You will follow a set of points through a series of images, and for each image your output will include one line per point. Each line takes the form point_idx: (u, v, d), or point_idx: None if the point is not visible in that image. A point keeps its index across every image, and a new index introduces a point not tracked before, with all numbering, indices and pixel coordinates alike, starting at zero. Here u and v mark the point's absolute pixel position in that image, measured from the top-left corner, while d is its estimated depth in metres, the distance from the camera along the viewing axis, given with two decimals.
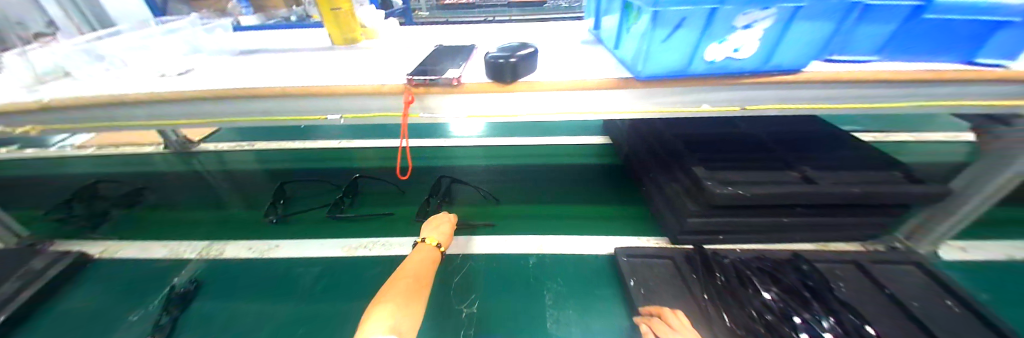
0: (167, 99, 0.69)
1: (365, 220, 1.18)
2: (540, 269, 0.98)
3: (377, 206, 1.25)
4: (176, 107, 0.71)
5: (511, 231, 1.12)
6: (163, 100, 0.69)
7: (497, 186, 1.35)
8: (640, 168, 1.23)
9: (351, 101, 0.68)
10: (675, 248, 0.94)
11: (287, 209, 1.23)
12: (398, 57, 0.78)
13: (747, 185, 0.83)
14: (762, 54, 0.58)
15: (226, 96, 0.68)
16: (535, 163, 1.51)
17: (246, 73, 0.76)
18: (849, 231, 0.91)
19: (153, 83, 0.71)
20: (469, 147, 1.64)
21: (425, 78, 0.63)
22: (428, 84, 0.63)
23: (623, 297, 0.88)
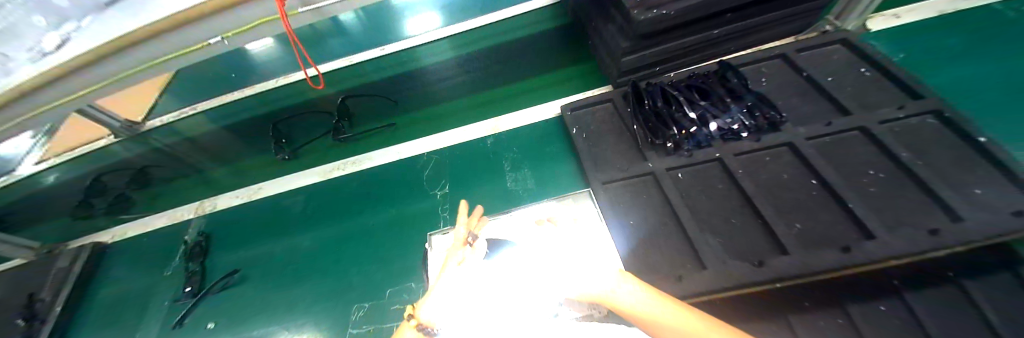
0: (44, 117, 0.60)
1: (329, 149, 1.19)
2: (501, 142, 1.04)
3: (358, 126, 1.22)
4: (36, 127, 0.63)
5: (471, 118, 1.14)
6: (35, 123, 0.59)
7: (462, 85, 1.25)
8: (585, 17, 1.12)
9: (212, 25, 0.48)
10: (613, 91, 0.97)
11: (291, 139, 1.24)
12: None
13: (674, 4, 0.76)
14: None
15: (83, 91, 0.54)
16: (499, 43, 1.33)
17: None
18: (795, 23, 0.87)
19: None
20: (418, 39, 1.43)
21: None
22: None
23: (570, 148, 0.97)
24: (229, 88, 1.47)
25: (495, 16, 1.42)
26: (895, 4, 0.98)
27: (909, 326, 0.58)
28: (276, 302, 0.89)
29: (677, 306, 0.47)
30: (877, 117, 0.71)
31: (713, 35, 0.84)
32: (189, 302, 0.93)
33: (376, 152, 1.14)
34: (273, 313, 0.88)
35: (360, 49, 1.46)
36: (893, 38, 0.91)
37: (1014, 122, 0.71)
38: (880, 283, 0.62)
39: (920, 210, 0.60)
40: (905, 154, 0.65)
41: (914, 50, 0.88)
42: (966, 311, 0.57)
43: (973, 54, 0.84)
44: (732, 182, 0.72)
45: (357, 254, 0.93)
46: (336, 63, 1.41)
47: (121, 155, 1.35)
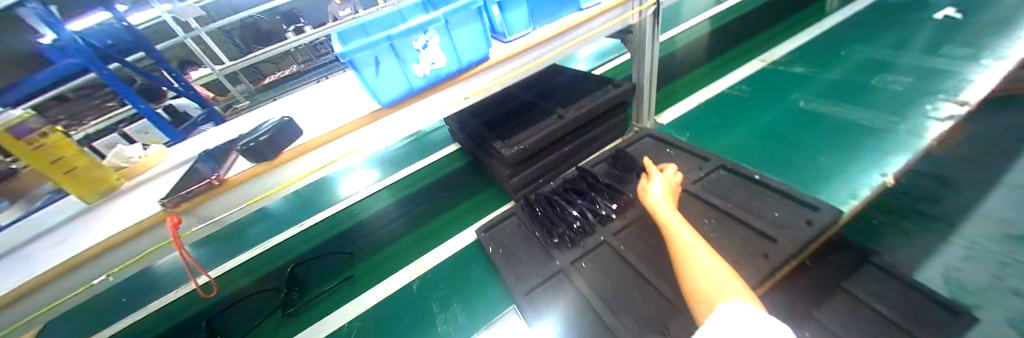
0: None
1: (276, 327, 1.06)
2: (427, 283, 1.06)
3: (259, 318, 1.09)
4: None
5: (399, 263, 1.16)
6: None
7: (378, 235, 1.31)
8: (477, 156, 1.37)
9: (114, 255, 0.59)
10: (513, 207, 1.13)
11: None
12: (142, 192, 0.67)
13: (527, 139, 1.02)
14: (453, 61, 0.76)
15: None
16: (411, 191, 1.50)
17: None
18: (616, 129, 1.21)
19: None
20: (345, 203, 1.54)
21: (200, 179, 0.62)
22: (194, 190, 0.61)
23: (493, 268, 1.03)
24: (116, 311, 1.31)
25: (414, 168, 1.65)
26: (680, 101, 1.43)
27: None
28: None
29: None
30: (691, 179, 0.96)
31: (566, 151, 1.11)
32: None
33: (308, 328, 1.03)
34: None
35: (280, 228, 1.49)
36: (681, 126, 1.28)
37: (771, 167, 1.02)
38: (792, 306, 0.68)
39: (752, 241, 0.76)
40: (716, 200, 0.87)
41: (698, 129, 1.25)
42: (860, 308, 0.65)
43: (732, 124, 1.22)
44: (622, 259, 0.84)
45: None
46: (252, 251, 1.40)
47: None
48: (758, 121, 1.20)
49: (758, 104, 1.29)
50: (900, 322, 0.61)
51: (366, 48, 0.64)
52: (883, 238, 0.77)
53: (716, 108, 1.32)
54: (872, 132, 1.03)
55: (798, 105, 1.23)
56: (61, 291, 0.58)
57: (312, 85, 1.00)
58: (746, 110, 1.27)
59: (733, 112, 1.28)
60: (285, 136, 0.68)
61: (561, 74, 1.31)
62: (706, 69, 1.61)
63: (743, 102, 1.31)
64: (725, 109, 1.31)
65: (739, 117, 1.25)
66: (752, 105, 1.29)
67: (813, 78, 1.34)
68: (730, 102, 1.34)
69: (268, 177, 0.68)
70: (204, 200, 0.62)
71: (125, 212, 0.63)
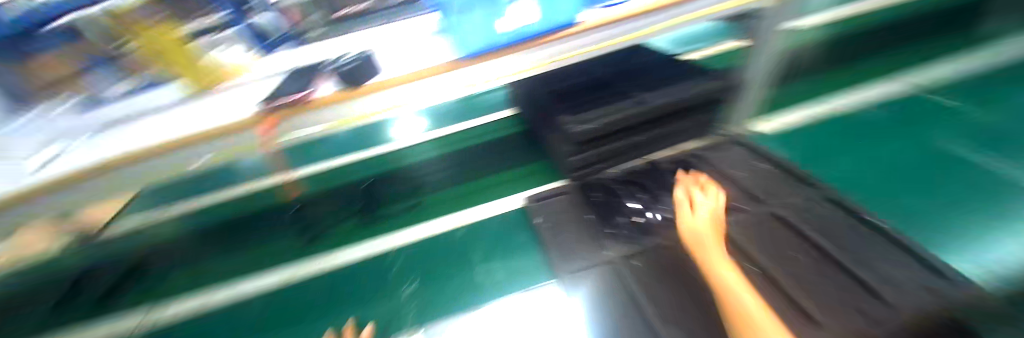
0: None
1: (349, 232, 1.19)
2: (470, 234, 1.07)
3: (323, 228, 1.22)
4: None
5: (443, 213, 1.18)
6: None
7: (423, 181, 1.35)
8: (536, 125, 1.32)
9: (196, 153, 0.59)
10: (566, 185, 1.08)
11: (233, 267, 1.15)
12: (229, 94, 0.69)
13: (601, 117, 0.92)
14: (545, 19, 0.68)
15: None
16: (461, 146, 1.50)
17: None
18: (701, 128, 1.07)
19: None
20: (397, 144, 1.59)
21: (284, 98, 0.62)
22: (282, 105, 0.61)
23: (535, 237, 1.01)
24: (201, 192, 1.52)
25: (468, 124, 1.64)
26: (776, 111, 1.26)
27: None
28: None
29: None
30: (781, 203, 0.86)
31: (639, 140, 1.00)
32: None
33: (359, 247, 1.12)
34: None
35: (339, 153, 1.60)
36: (777, 140, 1.13)
37: (884, 210, 0.86)
38: None
39: (840, 288, 0.67)
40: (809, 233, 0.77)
41: (795, 147, 1.08)
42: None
43: (839, 149, 1.06)
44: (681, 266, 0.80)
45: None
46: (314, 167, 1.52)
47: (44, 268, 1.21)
48: (876, 151, 1.02)
49: (880, 133, 1.10)
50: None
51: None
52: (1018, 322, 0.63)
53: (827, 130, 1.14)
54: None
55: (934, 144, 1.02)
56: (145, 177, 0.60)
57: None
58: (863, 138, 1.08)
59: (847, 137, 1.09)
60: (368, 68, 0.66)
61: (650, 57, 1.18)
62: (817, 80, 1.38)
63: (860, 127, 1.11)
64: (838, 132, 1.12)
65: (853, 144, 1.06)
66: (872, 133, 1.09)
67: (964, 116, 1.10)
68: (846, 127, 1.15)
69: (350, 105, 0.66)
70: (289, 115, 0.62)
71: (209, 107, 0.64)
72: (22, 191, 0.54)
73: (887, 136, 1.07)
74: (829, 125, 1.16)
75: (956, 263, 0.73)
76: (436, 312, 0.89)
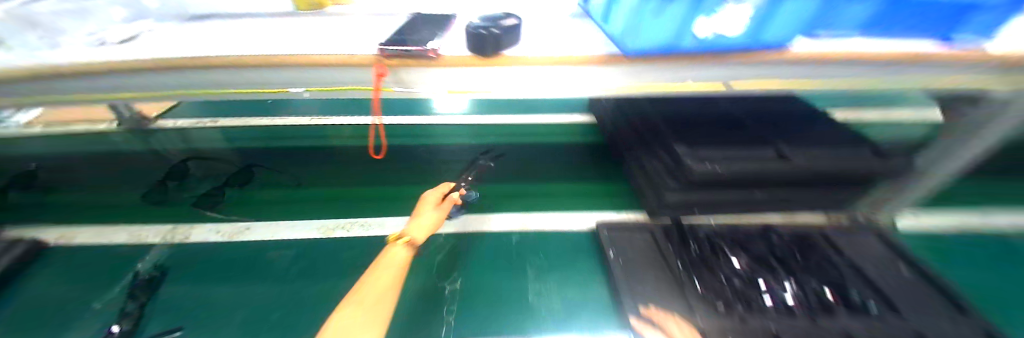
0: (113, 75, 0.66)
1: None
2: (527, 247, 0.96)
3: (412, 188, 1.19)
4: (70, 86, 0.67)
5: (496, 209, 1.11)
6: (98, 77, 0.66)
7: (485, 167, 1.28)
8: (622, 146, 1.19)
9: (318, 73, 0.69)
10: (653, 224, 0.94)
11: (288, 195, 1.16)
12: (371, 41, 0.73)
13: (727, 161, 0.82)
14: (753, 30, 0.56)
15: (198, 70, 0.67)
16: (528, 141, 1.43)
17: (219, 40, 0.75)
18: (829, 203, 0.91)
19: (69, 50, 0.66)
20: (454, 121, 1.56)
21: (403, 53, 0.63)
22: (405, 59, 0.63)
23: (603, 270, 0.88)
24: (275, 122, 1.60)
25: (529, 120, 1.58)
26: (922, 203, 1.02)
27: None
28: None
29: None
30: (933, 323, 0.67)
31: (756, 196, 0.87)
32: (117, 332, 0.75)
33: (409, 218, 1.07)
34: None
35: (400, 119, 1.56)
36: (926, 243, 0.91)
37: None
38: None
39: None
40: None
41: (943, 256, 0.87)
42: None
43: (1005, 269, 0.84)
44: None
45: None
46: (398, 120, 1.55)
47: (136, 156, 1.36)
48: None
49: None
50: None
51: None
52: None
53: (987, 248, 0.91)
54: None
55: None
56: (268, 82, 0.71)
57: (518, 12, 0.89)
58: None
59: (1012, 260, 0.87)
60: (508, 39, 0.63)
61: (787, 104, 1.04)
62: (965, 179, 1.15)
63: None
64: (1003, 253, 0.89)
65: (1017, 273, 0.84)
66: None
67: None
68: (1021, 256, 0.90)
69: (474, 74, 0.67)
70: (416, 66, 0.65)
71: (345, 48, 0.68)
72: (173, 60, 0.64)
73: None
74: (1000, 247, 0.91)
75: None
76: (477, 321, 0.77)
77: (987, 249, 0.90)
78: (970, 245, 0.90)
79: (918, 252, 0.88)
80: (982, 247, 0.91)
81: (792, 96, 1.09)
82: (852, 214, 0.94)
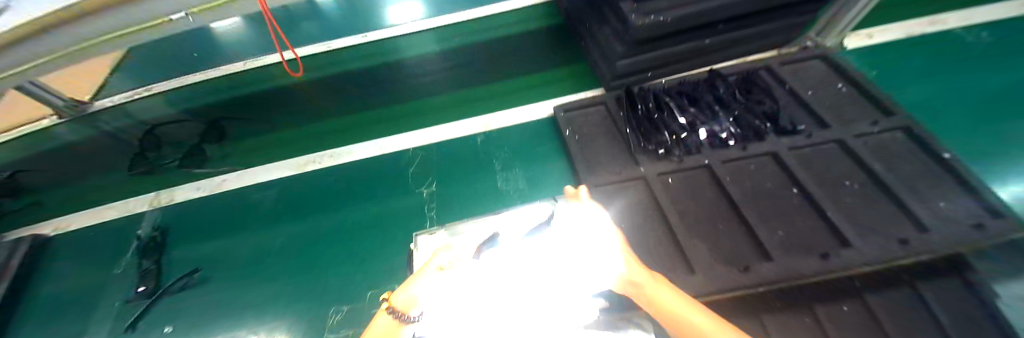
0: None
1: (388, 122, 1.12)
2: (492, 142, 0.99)
3: (371, 111, 1.16)
4: None
5: (457, 115, 1.10)
6: None
7: (440, 75, 1.22)
8: (579, 19, 1.10)
9: None
10: (606, 95, 0.95)
11: (249, 147, 1.13)
12: None
13: (672, 11, 0.78)
14: None
15: None
16: (480, 35, 1.31)
17: None
18: (781, 38, 0.89)
19: None
20: (399, 32, 1.34)
21: None
22: None
23: (562, 149, 0.94)
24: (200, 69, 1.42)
25: (485, 12, 1.36)
26: (884, 22, 0.98)
27: None
28: (229, 299, 0.84)
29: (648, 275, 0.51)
30: (854, 131, 0.74)
31: (705, 44, 0.86)
32: (149, 285, 0.87)
33: (375, 140, 1.08)
34: (225, 310, 0.83)
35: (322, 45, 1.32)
36: (871, 54, 0.91)
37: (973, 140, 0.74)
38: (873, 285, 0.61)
39: (889, 219, 0.64)
40: (877, 166, 0.69)
41: (885, 64, 0.89)
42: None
43: (945, 72, 0.87)
44: (720, 189, 0.74)
45: (329, 259, 0.86)
46: (315, 47, 1.30)
47: (62, 139, 1.19)
48: (976, 79, 0.84)
49: (1001, 55, 0.88)
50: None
51: None
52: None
53: (930, 46, 0.92)
54: None
55: None
56: None
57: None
58: (964, 57, 0.89)
59: (949, 55, 0.90)
60: None
61: None
62: None
63: (968, 47, 0.91)
64: (944, 50, 0.91)
65: (951, 66, 0.87)
66: (979, 51, 0.90)
67: None
68: (962, 47, 0.91)
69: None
70: None
71: None
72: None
73: (997, 58, 0.88)
74: (943, 43, 0.92)
75: (1008, 194, 0.66)
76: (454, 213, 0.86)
77: (929, 48, 0.91)
78: (912, 48, 0.92)
79: (861, 65, 0.90)
80: (925, 46, 0.92)
81: None
82: (805, 44, 0.92)
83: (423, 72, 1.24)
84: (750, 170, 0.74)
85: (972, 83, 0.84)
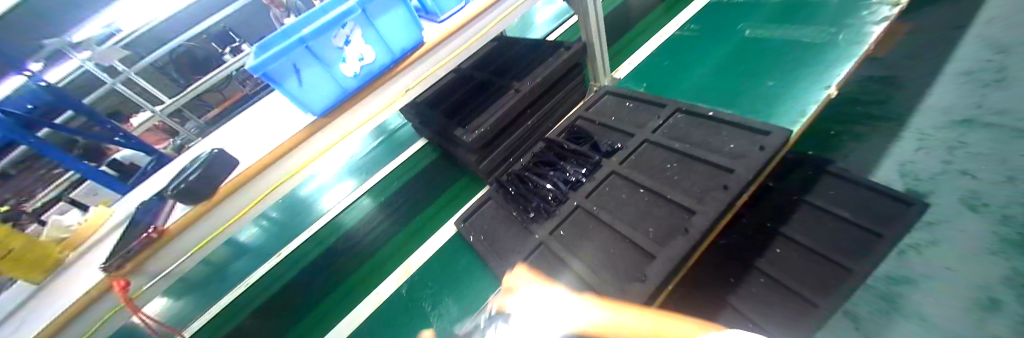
0: None
1: (326, 318, 1.09)
2: (416, 288, 1.04)
3: (306, 314, 1.13)
4: None
5: (387, 273, 1.13)
6: None
7: (361, 245, 1.28)
8: (444, 147, 1.35)
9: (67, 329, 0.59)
10: (487, 191, 1.13)
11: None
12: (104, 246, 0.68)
13: (488, 119, 1.02)
14: (384, 52, 0.74)
15: None
16: (385, 193, 1.45)
17: None
18: (574, 95, 1.22)
19: None
20: (328, 217, 1.47)
21: (127, 247, 0.58)
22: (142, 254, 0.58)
23: (478, 256, 1.04)
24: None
25: (393, 164, 1.58)
26: (634, 52, 1.42)
27: (805, 253, 0.72)
28: None
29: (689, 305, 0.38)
30: (651, 128, 0.95)
31: (528, 124, 1.12)
32: None
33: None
34: None
35: (249, 277, 1.35)
36: (636, 75, 1.29)
37: (728, 99, 1.05)
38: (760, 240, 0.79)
39: (710, 176, 0.78)
40: (677, 144, 0.87)
41: (654, 77, 1.25)
42: (823, 216, 0.76)
43: (685, 65, 1.24)
44: (597, 219, 0.86)
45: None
46: (243, 283, 1.33)
47: None
48: (702, 60, 1.22)
49: (706, 40, 1.30)
50: (857, 221, 0.71)
51: (282, 53, 0.60)
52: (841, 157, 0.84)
53: (665, 53, 1.33)
54: (817, 49, 1.07)
55: (745, 34, 1.25)
56: None
57: (248, 107, 0.91)
58: (690, 49, 1.30)
59: (678, 52, 1.31)
60: (221, 170, 0.64)
61: (512, 45, 1.34)
62: (658, 15, 1.58)
63: (692, 42, 1.32)
64: (677, 51, 1.31)
65: (685, 58, 1.27)
66: (699, 42, 1.31)
67: (761, 2, 1.35)
68: (682, 44, 1.34)
69: (217, 211, 0.65)
70: (152, 253, 0.60)
71: (78, 278, 0.62)
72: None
73: (712, 40, 1.29)
74: (671, 48, 1.34)
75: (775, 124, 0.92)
76: None
77: (664, 55, 1.33)
78: (657, 60, 1.32)
79: (638, 85, 1.25)
80: (662, 55, 1.33)
81: (509, 39, 1.39)
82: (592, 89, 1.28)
83: (345, 251, 1.29)
84: (609, 193, 0.89)
85: (705, 63, 1.21)
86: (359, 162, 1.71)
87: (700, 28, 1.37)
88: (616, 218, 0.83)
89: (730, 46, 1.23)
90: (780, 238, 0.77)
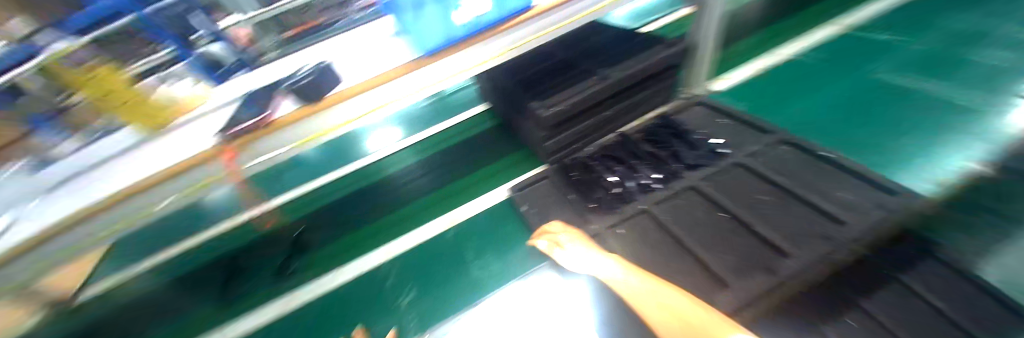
0: None
1: (361, 241, 1.16)
2: (458, 239, 1.06)
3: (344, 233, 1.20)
4: None
5: (425, 219, 1.16)
6: None
7: (404, 187, 1.32)
8: (509, 116, 1.32)
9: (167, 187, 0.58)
10: (547, 170, 1.09)
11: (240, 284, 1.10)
12: None
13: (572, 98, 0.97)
14: (497, 7, 0.71)
15: None
16: (436, 146, 1.48)
17: None
18: (660, 99, 1.15)
19: None
20: (376, 155, 1.52)
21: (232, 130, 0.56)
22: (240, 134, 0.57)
23: (523, 228, 1.03)
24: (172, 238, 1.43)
25: (449, 121, 1.60)
26: (731, 69, 1.32)
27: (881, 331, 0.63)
28: None
29: (659, 283, 0.63)
30: (746, 153, 0.90)
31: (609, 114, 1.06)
32: None
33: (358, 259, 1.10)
34: None
35: (298, 187, 1.44)
36: (736, 92, 1.20)
37: (840, 143, 0.96)
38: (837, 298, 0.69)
39: (808, 220, 0.71)
40: (778, 179, 0.81)
41: (753, 99, 1.16)
42: (913, 300, 0.65)
43: (796, 94, 1.13)
44: (664, 229, 0.81)
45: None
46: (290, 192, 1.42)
47: None
48: (817, 93, 1.11)
49: (828, 73, 1.17)
50: (956, 319, 0.61)
51: None
52: (951, 238, 0.73)
53: (774, 76, 1.22)
54: (963, 115, 0.94)
55: (876, 77, 1.11)
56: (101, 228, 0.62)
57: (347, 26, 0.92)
58: (804, 79, 1.18)
59: (791, 79, 1.19)
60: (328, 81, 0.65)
61: (607, 31, 1.26)
62: (766, 36, 1.44)
63: (804, 72, 1.20)
64: (790, 77, 1.20)
65: (798, 87, 1.16)
66: (814, 74, 1.19)
67: (897, 47, 1.20)
68: (797, 72, 1.22)
69: (318, 119, 0.63)
70: (253, 138, 0.60)
71: (171, 148, 0.62)
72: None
73: (834, 76, 1.16)
74: (783, 72, 1.23)
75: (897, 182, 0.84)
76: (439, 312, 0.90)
77: (773, 77, 1.22)
78: (763, 81, 1.22)
79: (736, 102, 1.16)
80: (770, 77, 1.23)
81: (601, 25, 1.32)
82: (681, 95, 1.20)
83: (388, 188, 1.33)
84: (683, 206, 0.84)
85: (822, 98, 1.09)
86: (415, 111, 1.74)
87: (815, 59, 1.24)
88: (688, 233, 0.78)
89: (855, 86, 1.10)
90: (855, 303, 0.67)
